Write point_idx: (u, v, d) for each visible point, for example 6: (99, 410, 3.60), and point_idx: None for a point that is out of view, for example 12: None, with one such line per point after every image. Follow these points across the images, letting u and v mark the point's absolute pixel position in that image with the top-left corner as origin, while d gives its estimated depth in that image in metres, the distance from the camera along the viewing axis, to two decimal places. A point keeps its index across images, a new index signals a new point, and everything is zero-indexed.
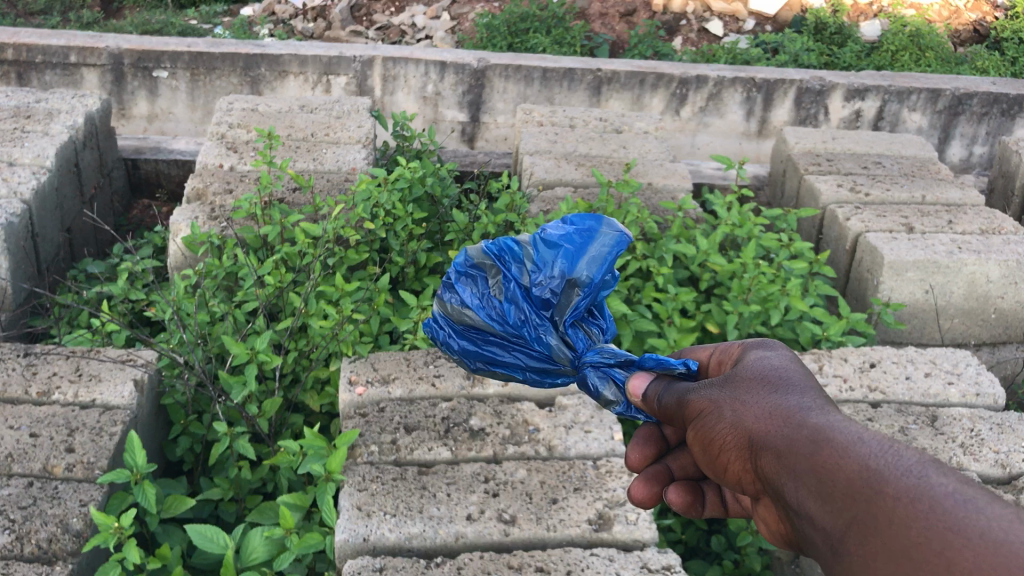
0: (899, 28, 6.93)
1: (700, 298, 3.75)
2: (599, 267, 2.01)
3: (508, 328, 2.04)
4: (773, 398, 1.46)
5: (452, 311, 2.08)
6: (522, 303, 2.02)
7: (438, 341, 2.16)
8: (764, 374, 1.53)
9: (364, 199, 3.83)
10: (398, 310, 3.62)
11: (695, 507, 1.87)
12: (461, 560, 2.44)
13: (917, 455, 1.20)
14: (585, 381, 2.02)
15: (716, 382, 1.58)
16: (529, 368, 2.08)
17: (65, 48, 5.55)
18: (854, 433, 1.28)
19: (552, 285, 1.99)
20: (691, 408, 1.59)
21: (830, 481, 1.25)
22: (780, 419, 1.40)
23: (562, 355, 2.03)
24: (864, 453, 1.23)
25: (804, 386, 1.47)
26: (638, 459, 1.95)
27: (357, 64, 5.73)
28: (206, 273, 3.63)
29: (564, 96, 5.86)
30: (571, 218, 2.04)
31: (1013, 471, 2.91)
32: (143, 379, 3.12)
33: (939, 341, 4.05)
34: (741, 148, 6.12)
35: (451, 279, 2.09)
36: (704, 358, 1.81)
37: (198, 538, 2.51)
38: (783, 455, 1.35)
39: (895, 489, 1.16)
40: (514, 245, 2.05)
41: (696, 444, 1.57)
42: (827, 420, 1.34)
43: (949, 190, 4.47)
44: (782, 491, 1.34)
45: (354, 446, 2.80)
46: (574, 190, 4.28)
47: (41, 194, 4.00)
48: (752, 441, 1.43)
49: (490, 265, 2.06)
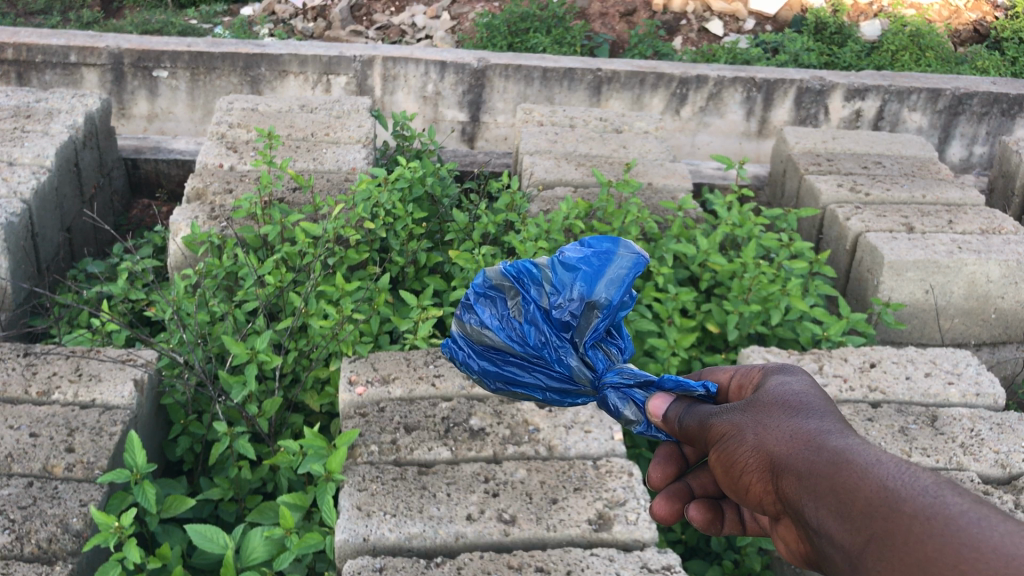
0: (899, 28, 6.93)
1: (700, 298, 3.75)
2: (617, 289, 2.01)
3: (527, 349, 2.04)
4: (794, 421, 1.46)
5: (472, 331, 2.12)
6: (542, 324, 2.02)
7: (460, 361, 2.19)
8: (785, 399, 1.53)
9: (364, 199, 3.83)
10: (398, 310, 3.62)
11: (714, 524, 1.85)
12: (461, 560, 2.44)
13: (933, 476, 1.21)
14: (606, 402, 1.99)
15: (738, 407, 1.58)
16: (548, 389, 2.08)
17: (65, 48, 5.55)
18: (873, 456, 1.29)
19: (571, 307, 1.99)
20: (713, 431, 1.59)
21: (849, 500, 1.25)
22: (801, 442, 1.40)
23: (583, 375, 2.02)
24: (882, 473, 1.24)
25: (823, 411, 1.48)
26: (660, 477, 1.96)
27: (356, 64, 5.73)
28: (206, 273, 3.63)
29: (564, 96, 5.85)
30: (589, 240, 2.06)
31: (1013, 471, 2.91)
32: (143, 379, 3.12)
33: (939, 341, 4.05)
34: (741, 147, 6.11)
35: (471, 300, 2.13)
36: (724, 380, 1.81)
37: (198, 538, 2.51)
38: (803, 475, 1.35)
39: (912, 507, 1.17)
40: (533, 267, 2.06)
41: (717, 465, 1.56)
42: (847, 443, 1.34)
43: (949, 190, 4.47)
44: (801, 512, 1.34)
45: (354, 446, 2.80)
46: (575, 190, 4.28)
47: (41, 194, 3.99)
48: (774, 462, 1.43)
49: (509, 286, 2.08)
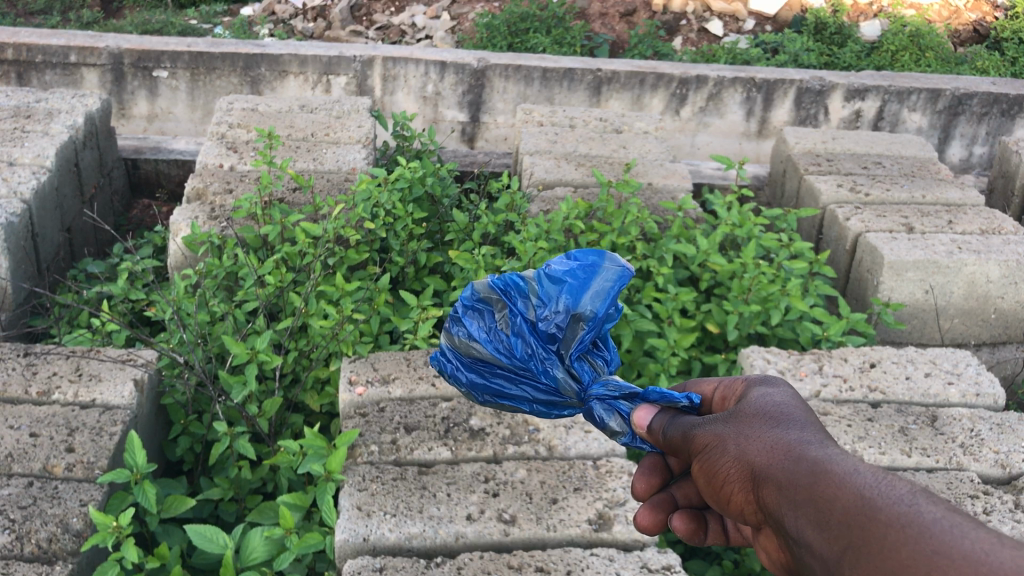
0: (899, 28, 6.93)
1: (700, 298, 3.75)
2: (603, 302, 2.00)
3: (515, 361, 2.04)
4: (775, 431, 1.47)
5: (460, 343, 2.10)
6: (528, 337, 2.01)
7: (448, 373, 2.17)
8: (765, 410, 1.54)
9: (364, 199, 3.83)
10: (398, 310, 3.62)
11: (698, 535, 1.86)
12: (461, 560, 2.44)
13: (909, 487, 1.22)
14: (592, 414, 2.00)
15: (721, 419, 1.58)
16: (536, 401, 2.08)
17: (65, 48, 5.55)
18: (851, 466, 1.30)
19: (556, 320, 1.99)
20: (696, 441, 1.58)
21: (827, 509, 1.26)
22: (781, 452, 1.41)
23: (569, 388, 2.02)
24: (860, 483, 1.26)
25: (804, 423, 1.48)
26: (644, 489, 1.95)
27: (357, 64, 5.73)
28: (206, 273, 3.64)
29: (564, 96, 5.85)
30: (575, 253, 2.04)
31: (1013, 471, 2.91)
32: (143, 379, 3.12)
33: (939, 341, 4.05)
34: (741, 148, 6.12)
35: (459, 313, 2.11)
36: (709, 392, 1.83)
37: (198, 539, 2.51)
38: (782, 486, 1.36)
39: (887, 516, 1.19)
40: (520, 280, 2.05)
41: (699, 476, 1.56)
42: (826, 454, 1.35)
43: (949, 190, 4.47)
44: (781, 521, 1.34)
45: (354, 446, 2.80)
46: (575, 190, 4.28)
47: (40, 194, 3.99)
48: (754, 472, 1.43)
49: (496, 299, 2.06)
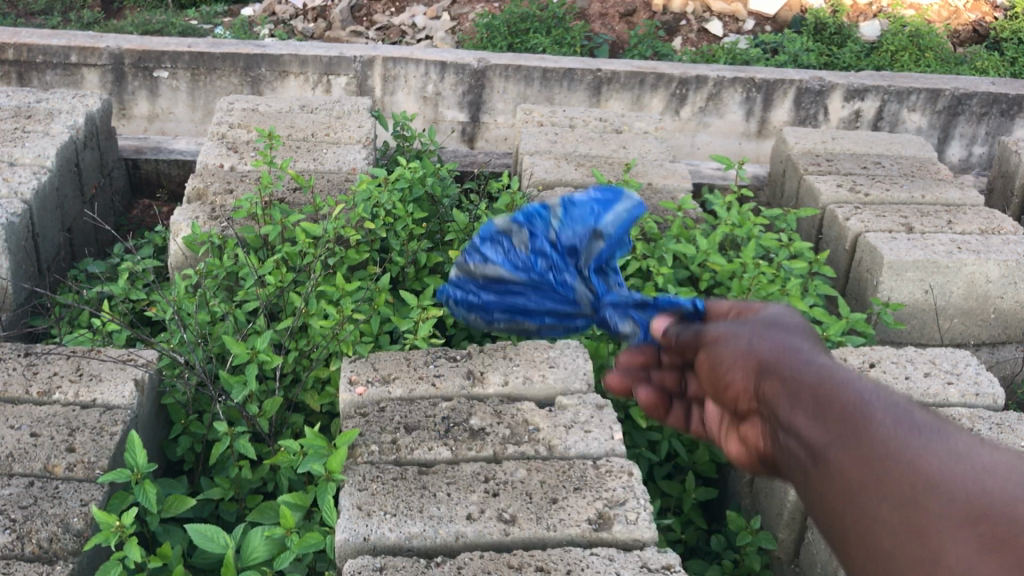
0: (899, 28, 6.93)
1: (700, 298, 3.75)
2: (619, 225, 2.21)
3: (532, 275, 2.21)
4: (787, 333, 1.32)
5: (476, 267, 2.27)
6: (548, 253, 2.21)
7: (458, 301, 2.31)
8: (780, 320, 1.40)
9: (365, 199, 3.83)
10: (398, 310, 3.62)
11: (659, 412, 1.76)
12: (461, 560, 2.44)
13: (912, 400, 1.09)
14: (606, 322, 2.13)
15: (734, 317, 1.46)
16: (550, 315, 2.22)
17: (65, 48, 5.56)
18: (855, 371, 1.16)
19: (576, 235, 2.19)
20: (705, 336, 1.46)
21: (827, 404, 1.13)
22: (783, 355, 1.27)
23: (586, 297, 2.18)
24: (865, 387, 1.12)
25: (810, 332, 1.35)
26: (628, 357, 1.86)
27: (357, 65, 5.74)
28: (207, 274, 3.65)
29: (564, 96, 5.86)
30: (593, 188, 2.27)
31: None
32: (144, 379, 3.13)
33: (938, 341, 4.06)
34: (741, 148, 6.12)
35: (478, 242, 2.29)
36: (720, 307, 1.67)
37: (199, 538, 2.52)
38: (787, 378, 1.22)
39: (883, 420, 1.06)
40: (540, 208, 2.25)
41: (702, 369, 1.44)
42: (827, 360, 1.22)
43: (949, 190, 4.47)
44: (774, 411, 1.21)
45: (355, 446, 2.81)
46: (575, 190, 4.29)
47: (41, 194, 4.00)
48: (759, 366, 1.29)
49: (516, 227, 2.26)
